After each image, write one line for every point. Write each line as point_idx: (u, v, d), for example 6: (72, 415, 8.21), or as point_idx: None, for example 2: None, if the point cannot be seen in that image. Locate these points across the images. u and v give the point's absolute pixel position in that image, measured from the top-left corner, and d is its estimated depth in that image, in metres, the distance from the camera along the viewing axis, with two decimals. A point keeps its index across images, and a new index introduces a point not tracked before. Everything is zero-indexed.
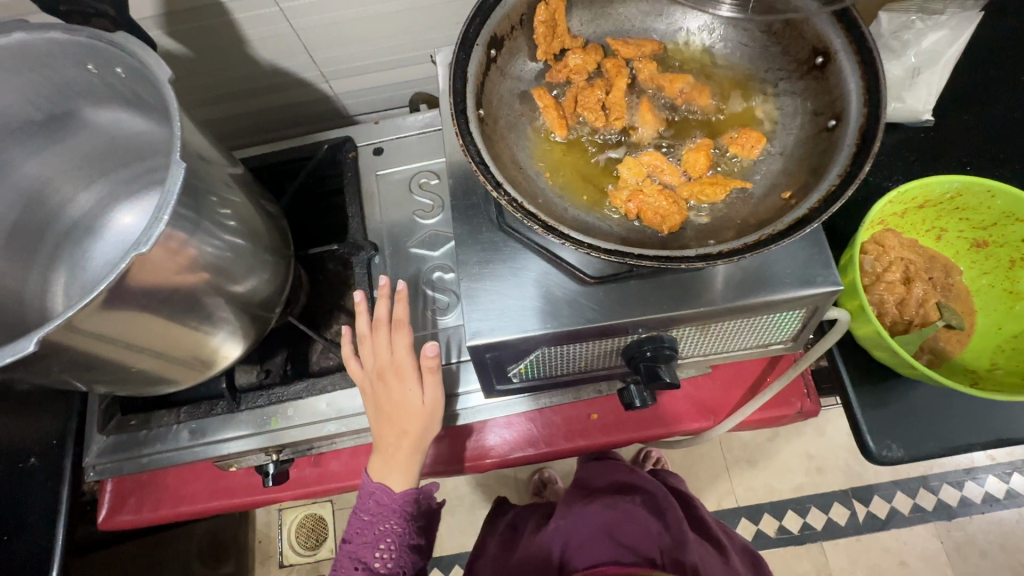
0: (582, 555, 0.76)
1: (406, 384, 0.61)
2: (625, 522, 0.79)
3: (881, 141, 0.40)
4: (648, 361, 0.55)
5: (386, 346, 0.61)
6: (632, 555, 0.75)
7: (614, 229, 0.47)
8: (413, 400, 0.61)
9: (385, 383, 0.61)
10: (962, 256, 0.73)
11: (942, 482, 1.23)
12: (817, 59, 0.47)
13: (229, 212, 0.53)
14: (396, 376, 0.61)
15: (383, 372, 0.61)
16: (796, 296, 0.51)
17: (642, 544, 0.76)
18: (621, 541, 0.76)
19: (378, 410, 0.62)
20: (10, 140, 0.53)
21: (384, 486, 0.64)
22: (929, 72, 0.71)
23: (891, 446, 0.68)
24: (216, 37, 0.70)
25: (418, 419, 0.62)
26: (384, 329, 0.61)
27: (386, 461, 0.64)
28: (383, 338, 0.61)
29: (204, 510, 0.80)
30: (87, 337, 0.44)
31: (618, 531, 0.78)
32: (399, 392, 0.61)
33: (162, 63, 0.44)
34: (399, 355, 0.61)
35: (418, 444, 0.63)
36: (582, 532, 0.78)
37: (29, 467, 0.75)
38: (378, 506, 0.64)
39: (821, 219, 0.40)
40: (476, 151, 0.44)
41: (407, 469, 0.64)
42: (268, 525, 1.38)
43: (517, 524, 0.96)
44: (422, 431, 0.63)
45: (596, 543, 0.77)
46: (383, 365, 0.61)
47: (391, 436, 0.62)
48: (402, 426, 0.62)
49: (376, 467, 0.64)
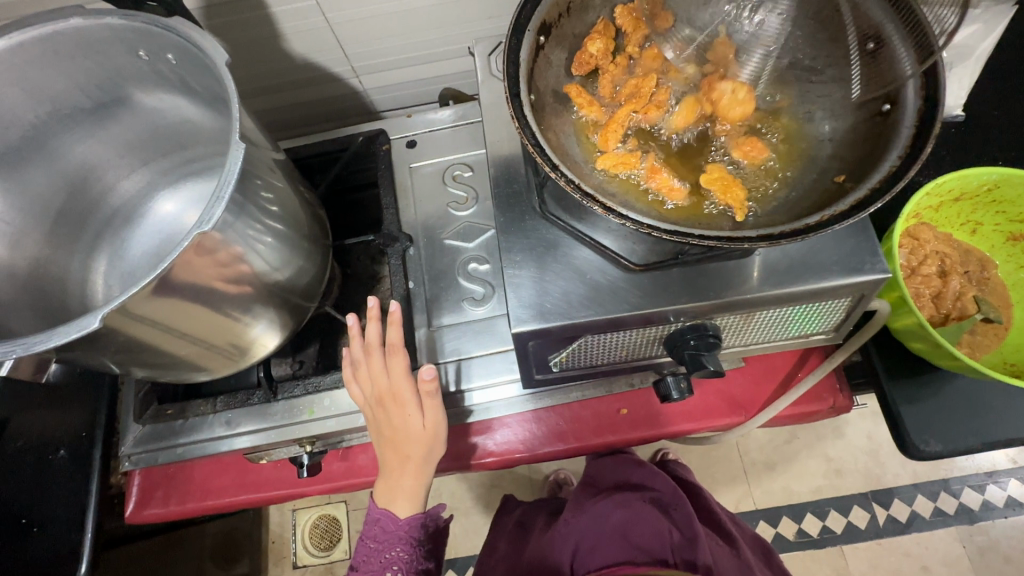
0: (592, 556, 0.76)
1: (407, 409, 0.60)
2: (637, 523, 0.77)
3: (943, 119, 0.40)
4: (692, 350, 0.54)
5: (382, 371, 0.60)
6: (646, 556, 0.74)
7: (656, 203, 0.47)
8: (414, 425, 0.60)
9: (384, 410, 0.60)
10: (998, 250, 0.73)
11: (963, 485, 1.22)
12: (867, 44, 0.46)
13: (273, 198, 0.54)
14: (395, 401, 0.60)
15: (382, 399, 0.60)
16: (843, 284, 0.51)
17: (655, 544, 0.74)
18: (635, 543, 0.75)
19: (380, 436, 0.62)
20: (58, 127, 0.53)
21: (390, 512, 0.64)
22: (961, 67, 0.71)
23: (929, 441, 0.67)
24: (253, 31, 0.71)
25: (420, 442, 0.61)
26: (377, 355, 0.60)
27: (390, 486, 0.64)
28: (378, 364, 0.60)
29: (231, 504, 0.80)
30: (141, 319, 0.45)
31: (631, 530, 0.77)
32: (400, 417, 0.60)
33: (218, 46, 0.44)
34: (397, 380, 0.59)
35: (423, 467, 0.63)
36: (593, 532, 0.78)
37: (58, 459, 0.76)
38: (385, 533, 0.64)
39: (885, 200, 0.40)
40: (531, 133, 0.44)
41: (413, 494, 0.64)
42: (283, 525, 1.37)
43: (526, 522, 0.96)
44: (425, 452, 0.62)
45: (606, 543, 0.76)
46: (382, 391, 0.60)
47: (396, 462, 0.62)
48: (404, 452, 0.61)
49: (382, 494, 0.64)
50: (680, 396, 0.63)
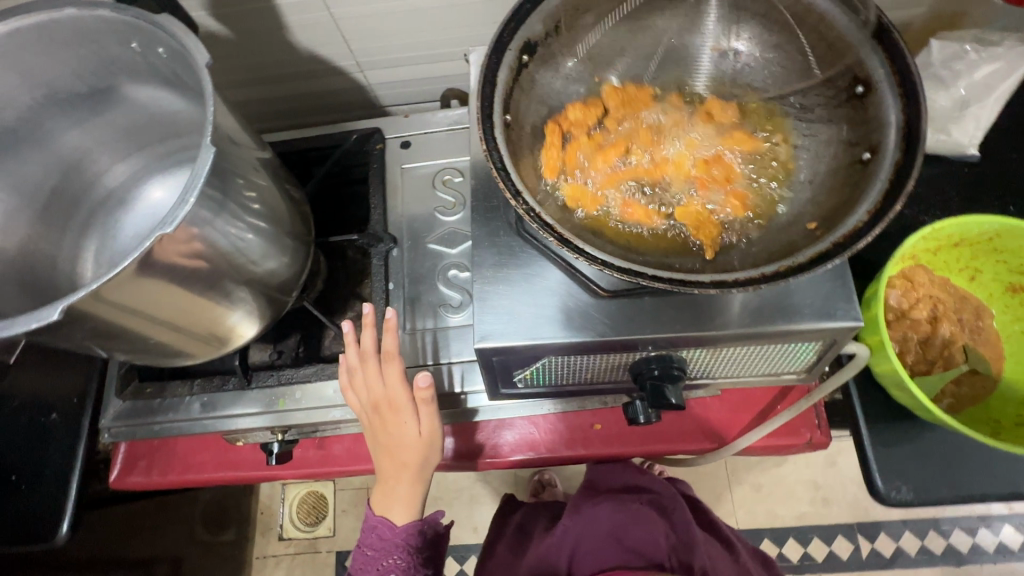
0: (591, 560, 0.77)
1: (402, 417, 0.61)
2: (635, 525, 0.79)
3: (918, 178, 0.38)
4: (655, 380, 0.54)
5: (378, 378, 0.59)
6: (640, 559, 0.76)
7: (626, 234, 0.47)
8: (410, 432, 0.61)
9: (380, 416, 0.61)
10: (997, 300, 0.70)
11: (954, 526, 1.20)
12: (856, 87, 0.45)
13: (255, 195, 0.55)
14: (391, 409, 0.60)
15: (378, 407, 0.60)
16: (813, 328, 0.50)
17: (650, 547, 0.77)
18: (629, 546, 0.77)
19: (377, 443, 0.63)
20: (54, 110, 0.55)
21: (386, 520, 0.66)
22: (979, 106, 0.70)
23: (901, 488, 0.66)
24: (258, 21, 0.72)
25: (417, 448, 0.62)
26: (373, 363, 0.59)
27: (386, 493, 0.65)
28: (373, 371, 0.59)
29: (210, 480, 0.82)
30: (111, 308, 0.46)
31: (626, 534, 0.79)
32: (395, 425, 0.61)
33: (202, 47, 0.45)
34: (393, 389, 0.59)
35: (419, 474, 0.65)
36: (590, 535, 0.79)
37: (49, 421, 0.79)
38: (381, 540, 0.67)
39: (843, 257, 0.39)
40: (499, 157, 0.43)
41: (409, 501, 0.66)
42: (272, 498, 1.41)
43: (526, 524, 0.95)
44: (420, 459, 0.63)
45: (603, 547, 0.78)
46: (377, 399, 0.60)
47: (392, 468, 0.64)
48: (400, 459, 0.63)
49: (378, 501, 0.66)
50: (648, 421, 0.63)
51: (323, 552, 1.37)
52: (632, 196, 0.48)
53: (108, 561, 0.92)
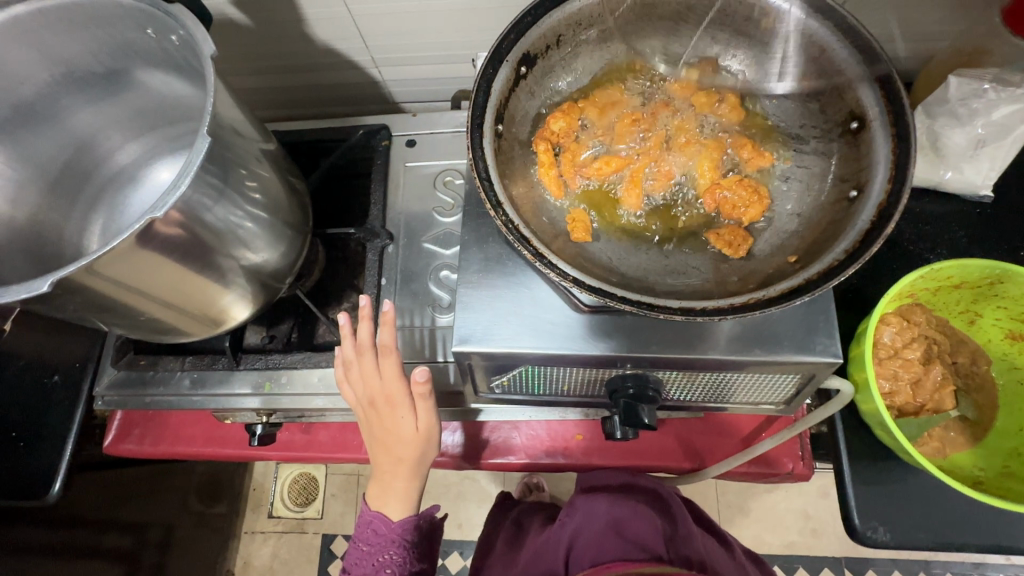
0: (588, 554, 0.71)
1: (398, 413, 0.61)
2: (634, 518, 0.72)
3: (897, 221, 0.38)
4: (630, 398, 0.55)
5: (375, 373, 0.59)
6: (642, 553, 0.69)
7: (602, 252, 0.47)
8: (407, 429, 0.62)
9: (377, 411, 0.61)
10: (994, 346, 0.69)
11: (946, 571, 1.17)
12: (852, 123, 0.44)
13: (256, 185, 0.57)
14: (387, 404, 0.60)
15: (374, 402, 0.60)
16: (790, 361, 0.50)
17: (653, 540, 0.70)
18: (630, 538, 0.70)
19: (374, 438, 0.63)
20: (71, 88, 0.57)
21: (383, 515, 0.67)
22: (994, 146, 0.68)
23: (877, 528, 0.65)
24: (278, 12, 0.73)
25: (413, 444, 0.63)
26: (369, 357, 0.59)
27: (384, 489, 0.66)
28: (370, 365, 0.59)
29: (198, 454, 0.85)
30: (102, 283, 0.48)
31: (626, 526, 0.71)
32: (391, 421, 0.61)
33: (209, 38, 0.47)
34: (389, 384, 0.59)
35: (416, 468, 0.65)
36: (586, 529, 0.73)
37: (51, 383, 0.81)
38: (377, 535, 0.68)
39: (812, 294, 0.39)
40: (484, 167, 0.44)
41: (405, 496, 0.67)
42: (265, 475, 1.44)
43: (522, 520, 0.96)
44: (417, 455, 0.64)
45: (602, 541, 0.71)
46: (374, 394, 0.60)
47: (388, 464, 0.65)
48: (397, 455, 0.63)
49: (376, 497, 0.67)
50: (624, 436, 0.63)
51: (309, 534, 1.39)
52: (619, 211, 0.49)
53: (98, 522, 0.95)
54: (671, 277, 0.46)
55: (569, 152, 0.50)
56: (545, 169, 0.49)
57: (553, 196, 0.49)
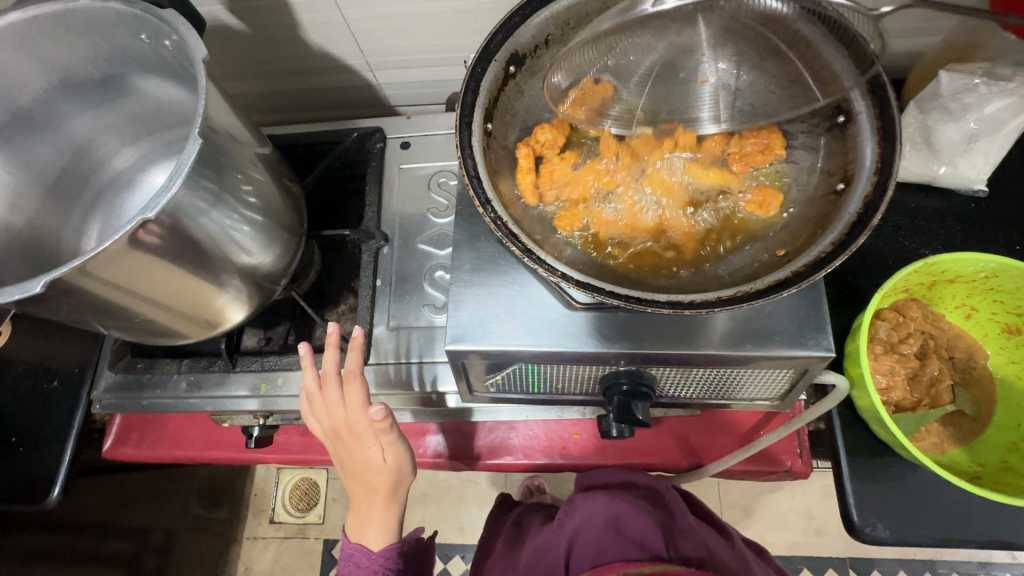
0: (588, 556, 0.70)
1: (364, 443, 0.61)
2: (634, 516, 0.69)
3: (883, 212, 0.39)
4: (623, 395, 0.55)
5: (338, 403, 0.60)
6: (641, 551, 0.67)
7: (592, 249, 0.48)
8: (374, 459, 0.62)
9: (343, 441, 0.62)
10: (990, 340, 0.69)
11: (951, 570, 1.16)
12: (837, 116, 0.45)
13: (251, 189, 0.57)
14: (351, 435, 0.61)
15: (339, 432, 0.61)
16: (783, 355, 0.50)
17: (652, 537, 0.68)
18: (630, 537, 0.68)
19: (347, 467, 0.64)
20: (68, 94, 0.58)
21: (363, 547, 0.67)
22: (988, 140, 0.68)
23: (876, 525, 0.65)
24: (272, 17, 0.74)
25: (382, 474, 0.63)
26: (333, 387, 0.60)
27: (361, 520, 0.67)
28: (334, 395, 0.60)
29: (197, 458, 0.85)
30: (95, 284, 0.48)
31: (625, 523, 0.69)
32: (359, 451, 0.62)
33: (200, 42, 0.47)
34: (352, 414, 0.60)
35: (391, 497, 0.65)
36: (586, 529, 0.71)
37: (50, 388, 0.82)
38: (359, 568, 0.67)
39: (801, 286, 0.39)
40: (473, 164, 0.44)
41: (384, 525, 0.67)
42: (266, 480, 1.44)
43: (522, 522, 0.94)
44: (391, 484, 0.64)
45: (602, 541, 0.69)
46: (338, 425, 0.61)
47: (363, 493, 0.65)
48: (370, 484, 0.64)
49: (355, 529, 0.68)
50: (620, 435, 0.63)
51: (310, 539, 1.39)
52: (610, 216, 0.49)
53: (100, 528, 0.95)
54: (660, 274, 0.46)
55: (552, 166, 0.50)
56: (522, 175, 0.49)
57: (531, 200, 0.49)
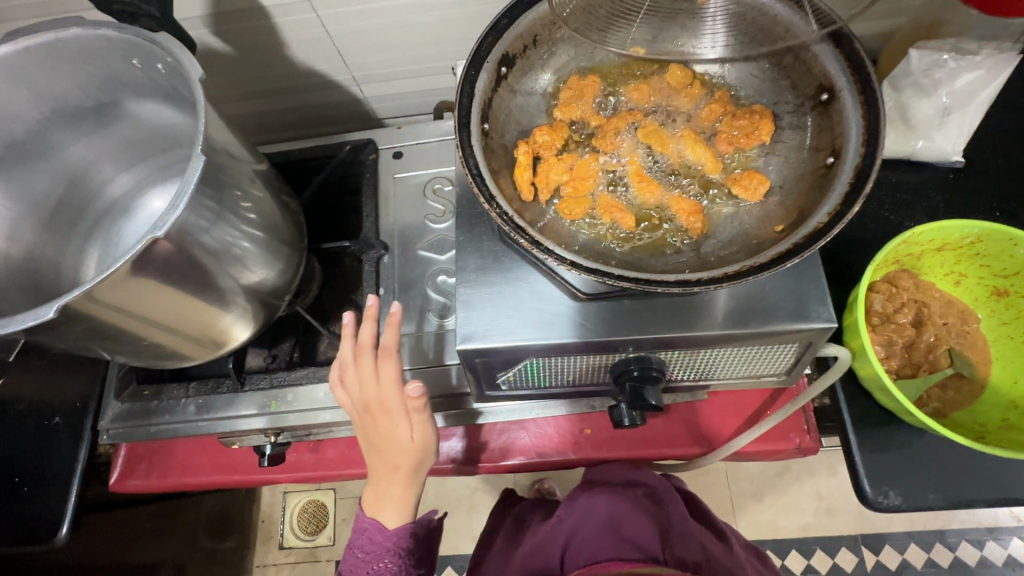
0: (583, 552, 0.70)
1: (394, 419, 0.61)
2: (629, 516, 0.71)
3: (874, 179, 0.40)
4: (635, 381, 0.56)
5: (372, 377, 0.60)
6: (635, 550, 0.67)
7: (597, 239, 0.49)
8: (402, 436, 0.62)
9: (372, 416, 0.62)
10: (981, 304, 0.71)
11: (960, 539, 1.18)
12: (821, 95, 0.47)
13: (251, 205, 0.57)
14: (382, 410, 0.61)
15: (369, 406, 0.61)
16: (787, 330, 0.51)
17: (647, 537, 0.68)
18: (625, 536, 0.69)
19: (370, 443, 0.64)
20: (61, 123, 0.58)
21: (377, 522, 0.67)
22: (960, 112, 0.71)
23: (888, 493, 0.66)
24: (258, 38, 0.75)
25: (408, 451, 0.63)
26: (368, 359, 0.60)
27: (378, 496, 0.66)
28: (369, 368, 0.60)
29: (206, 484, 0.84)
30: (103, 309, 0.48)
31: (622, 523, 0.71)
32: (388, 426, 0.62)
33: (195, 62, 0.48)
34: (386, 388, 0.60)
35: (411, 476, 0.66)
36: (583, 527, 0.73)
37: (52, 425, 0.81)
38: (373, 543, 0.67)
39: (803, 257, 0.40)
40: (474, 163, 0.45)
41: (401, 504, 0.67)
42: (273, 506, 1.42)
43: (523, 515, 0.95)
44: (413, 462, 0.64)
45: (597, 538, 0.70)
46: (369, 399, 0.61)
47: (384, 470, 0.65)
48: (393, 462, 0.64)
49: (369, 503, 0.67)
50: (632, 424, 0.64)
51: (323, 562, 1.37)
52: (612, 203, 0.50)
53: (109, 566, 0.93)
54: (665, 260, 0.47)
55: (549, 164, 0.50)
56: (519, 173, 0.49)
57: (524, 199, 0.49)
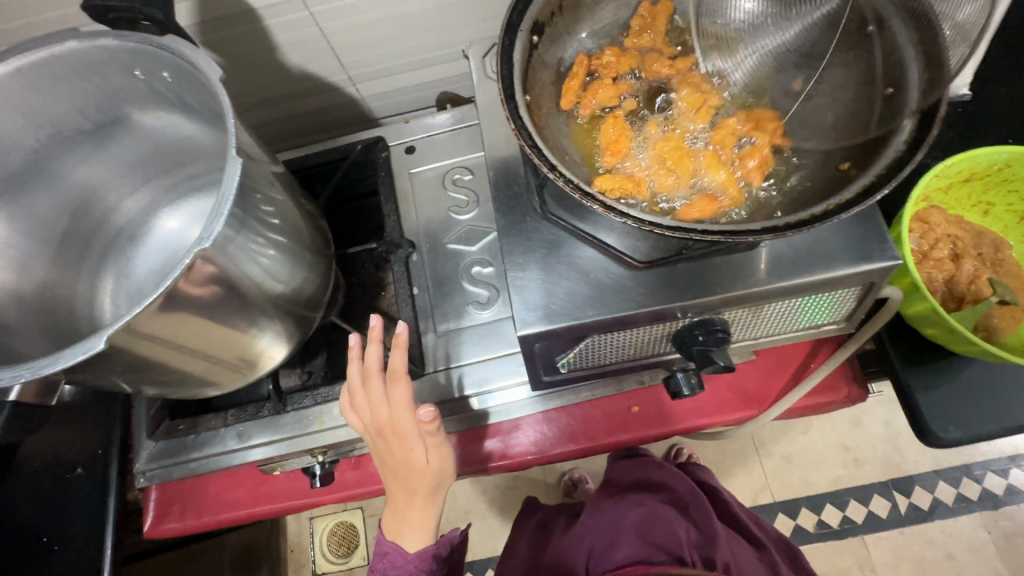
0: (609, 555, 0.72)
1: (409, 444, 0.58)
2: (655, 521, 0.74)
3: (948, 102, 0.40)
4: (701, 345, 0.54)
5: (383, 402, 0.56)
6: (664, 554, 0.70)
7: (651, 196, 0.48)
8: (419, 460, 0.58)
9: (386, 440, 0.58)
10: (1011, 230, 0.72)
11: (986, 470, 1.19)
12: (868, 26, 0.45)
13: (273, 210, 0.54)
14: (395, 435, 0.57)
15: (382, 431, 0.58)
16: (854, 271, 0.50)
17: (674, 541, 0.71)
18: (652, 540, 0.72)
19: (386, 468, 0.60)
20: (59, 149, 0.54)
21: (398, 546, 0.64)
22: (967, 46, 0.68)
23: (948, 428, 0.66)
24: (249, 44, 0.71)
25: (426, 475, 0.60)
26: (377, 382, 0.57)
27: (398, 521, 0.63)
28: (378, 393, 0.56)
29: (246, 516, 0.80)
30: (145, 339, 0.44)
31: (648, 528, 0.73)
32: (402, 451, 0.58)
33: (212, 61, 0.44)
34: (397, 414, 0.56)
35: (430, 500, 0.62)
36: (608, 532, 0.75)
37: (75, 477, 0.74)
38: (393, 567, 0.65)
39: (889, 188, 0.40)
40: (528, 135, 0.44)
41: (422, 527, 0.63)
42: (300, 533, 1.38)
43: (547, 523, 0.94)
44: (431, 485, 0.61)
45: (623, 541, 0.72)
46: (381, 424, 0.57)
47: (402, 494, 0.61)
48: (411, 485, 0.60)
49: (390, 527, 0.64)
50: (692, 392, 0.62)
51: None
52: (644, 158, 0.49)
53: None
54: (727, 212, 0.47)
55: (593, 89, 0.51)
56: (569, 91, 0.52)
57: (561, 107, 0.51)
